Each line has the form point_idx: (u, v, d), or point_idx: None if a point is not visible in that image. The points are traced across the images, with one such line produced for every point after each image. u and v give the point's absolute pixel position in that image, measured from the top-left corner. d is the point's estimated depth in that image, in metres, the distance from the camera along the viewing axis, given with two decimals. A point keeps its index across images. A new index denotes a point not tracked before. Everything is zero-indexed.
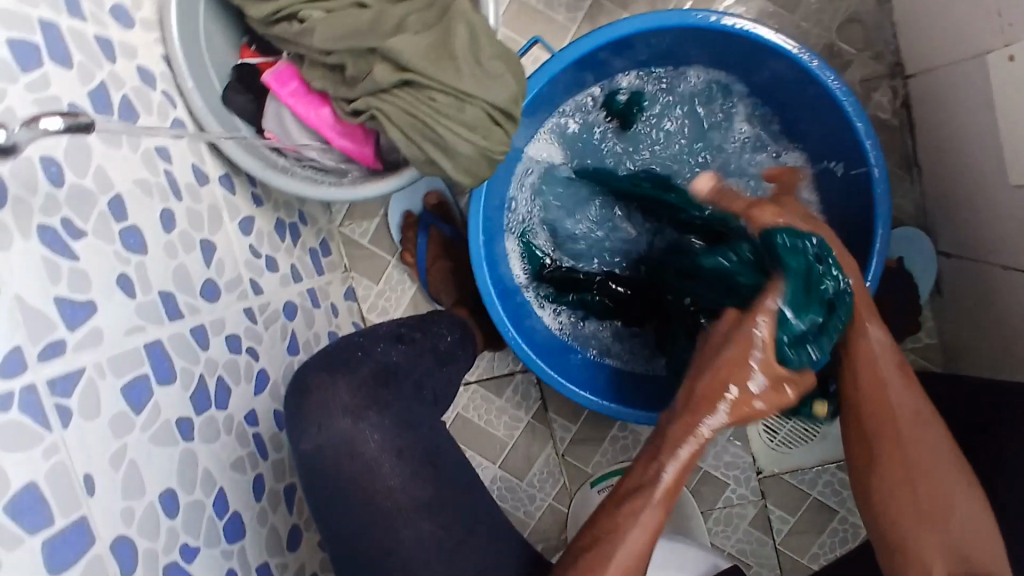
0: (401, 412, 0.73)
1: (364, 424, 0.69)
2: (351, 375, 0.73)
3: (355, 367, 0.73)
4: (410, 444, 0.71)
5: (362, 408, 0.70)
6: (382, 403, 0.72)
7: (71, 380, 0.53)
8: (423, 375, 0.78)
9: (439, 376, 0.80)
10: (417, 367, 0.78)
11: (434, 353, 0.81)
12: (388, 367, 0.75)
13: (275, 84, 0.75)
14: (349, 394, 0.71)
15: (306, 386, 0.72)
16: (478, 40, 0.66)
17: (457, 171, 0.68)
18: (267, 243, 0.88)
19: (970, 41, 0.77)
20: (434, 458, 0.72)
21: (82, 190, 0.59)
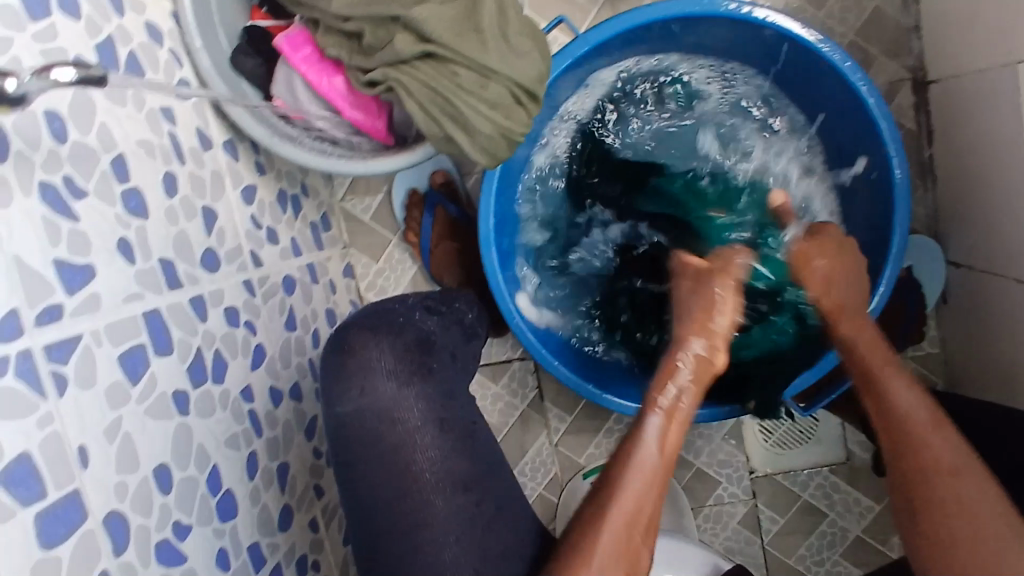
0: (446, 383, 0.72)
1: (409, 390, 0.69)
2: (396, 337, 0.72)
3: (399, 331, 0.72)
4: (450, 417, 0.70)
5: (407, 374, 0.70)
6: (427, 369, 0.71)
7: (68, 347, 0.50)
8: (455, 348, 0.76)
9: (465, 352, 0.77)
10: (450, 341, 0.75)
11: (460, 328, 0.78)
12: (428, 337, 0.73)
13: (287, 48, 0.73)
14: (394, 359, 0.70)
15: (351, 347, 0.71)
16: (506, 14, 0.63)
17: (475, 150, 0.66)
18: (269, 214, 0.85)
19: (1001, 49, 0.76)
20: (472, 431, 0.71)
21: (84, 147, 0.56)
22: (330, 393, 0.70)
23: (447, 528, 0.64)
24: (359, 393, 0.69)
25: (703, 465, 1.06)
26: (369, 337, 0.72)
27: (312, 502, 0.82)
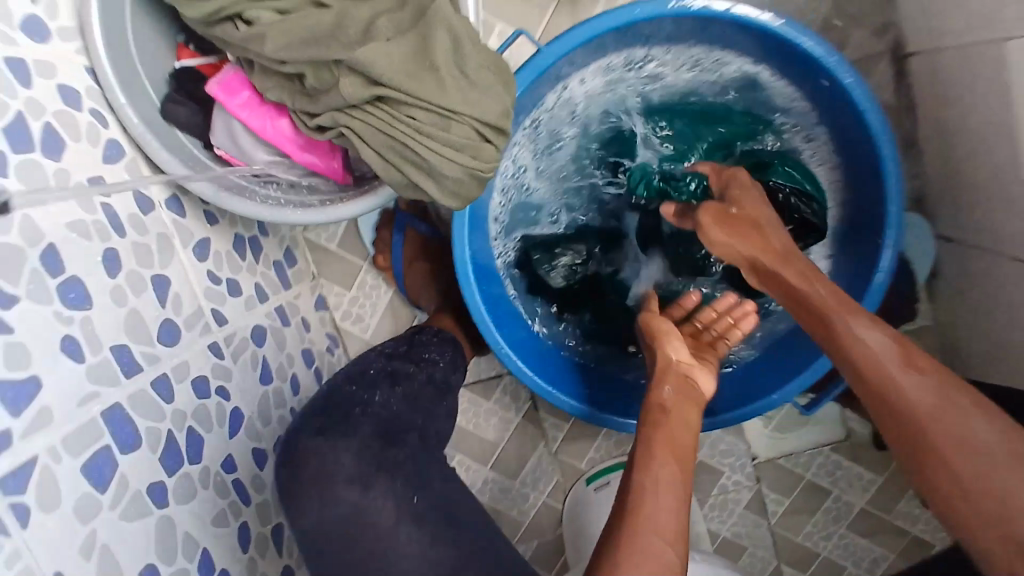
0: (418, 468, 0.67)
1: (373, 493, 0.63)
2: (352, 438, 0.65)
3: (356, 426, 0.67)
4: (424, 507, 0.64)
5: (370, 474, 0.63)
6: (387, 464, 0.65)
7: (23, 475, 0.47)
8: (424, 423, 0.72)
9: (439, 411, 0.75)
10: (417, 415, 0.71)
11: (432, 385, 0.76)
12: (389, 426, 0.68)
13: (223, 94, 0.66)
14: (353, 460, 0.64)
15: (301, 454, 0.64)
16: (462, 46, 0.57)
17: (445, 195, 0.61)
18: (227, 265, 0.79)
19: (983, 20, 0.70)
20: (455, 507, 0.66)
21: (9, 250, 0.50)
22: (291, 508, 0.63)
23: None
24: (319, 504, 0.62)
25: (704, 457, 1.05)
26: (323, 445, 0.64)
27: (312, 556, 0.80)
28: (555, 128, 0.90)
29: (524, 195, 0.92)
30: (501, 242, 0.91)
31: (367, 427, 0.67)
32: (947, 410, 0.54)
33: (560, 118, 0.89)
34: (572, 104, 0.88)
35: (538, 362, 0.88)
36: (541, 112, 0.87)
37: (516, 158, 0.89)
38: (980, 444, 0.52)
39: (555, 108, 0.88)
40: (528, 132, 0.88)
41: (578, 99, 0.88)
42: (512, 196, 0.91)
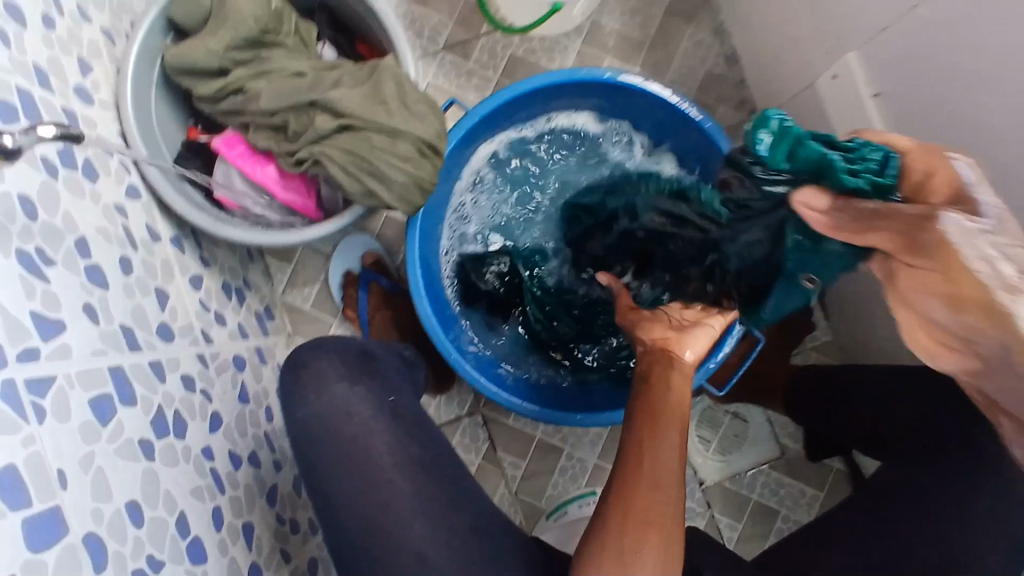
0: (391, 384, 0.74)
1: (359, 388, 0.70)
2: (341, 352, 0.73)
3: (343, 346, 0.74)
4: (404, 411, 0.72)
5: (355, 374, 0.72)
6: (373, 374, 0.73)
7: (45, 384, 0.57)
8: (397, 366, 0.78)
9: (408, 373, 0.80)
10: (392, 358, 0.78)
11: (401, 357, 0.81)
12: (369, 352, 0.76)
13: (224, 147, 0.85)
14: (343, 367, 0.72)
15: (299, 363, 0.72)
16: (405, 88, 0.78)
17: (396, 200, 0.78)
18: (215, 300, 0.92)
19: (799, 74, 0.94)
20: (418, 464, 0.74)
21: (53, 227, 0.65)
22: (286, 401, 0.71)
23: (409, 503, 0.65)
24: (314, 397, 0.70)
25: None
26: (318, 353, 0.72)
27: (281, 564, 0.84)
28: (492, 186, 1.06)
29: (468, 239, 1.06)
30: (450, 275, 1.04)
31: (350, 349, 0.74)
32: None
33: (495, 177, 1.05)
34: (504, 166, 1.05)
35: (488, 372, 0.99)
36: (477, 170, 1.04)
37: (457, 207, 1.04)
38: None
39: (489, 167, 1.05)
40: (468, 187, 1.04)
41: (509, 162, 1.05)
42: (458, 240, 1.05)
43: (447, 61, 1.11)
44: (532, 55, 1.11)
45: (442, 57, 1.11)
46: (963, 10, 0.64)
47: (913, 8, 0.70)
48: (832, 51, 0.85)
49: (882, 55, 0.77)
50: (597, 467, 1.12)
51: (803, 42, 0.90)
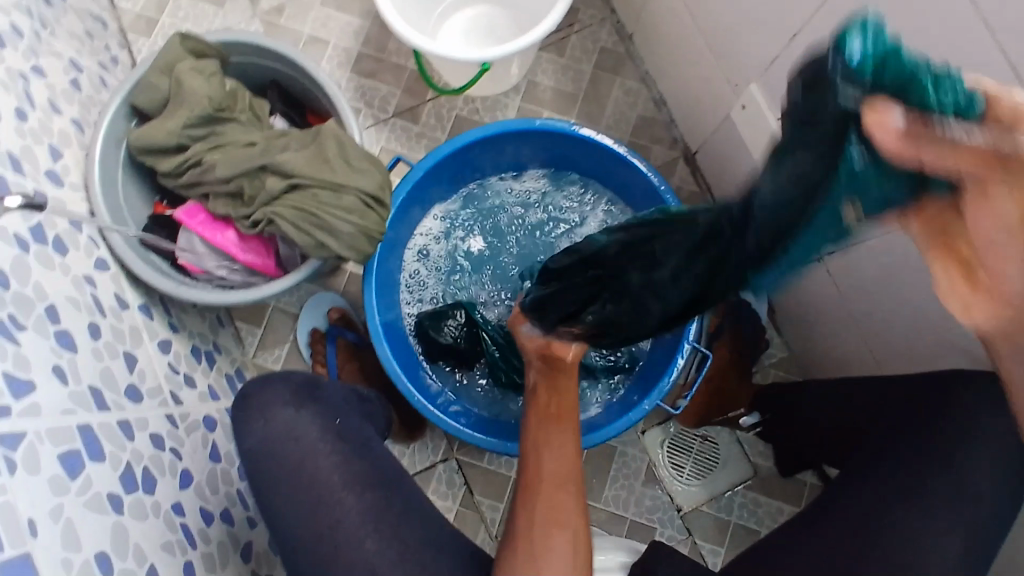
0: (337, 408, 0.81)
1: (305, 411, 0.78)
2: (287, 379, 0.81)
3: (289, 374, 0.81)
4: (348, 433, 0.78)
5: (302, 400, 0.79)
6: (317, 399, 0.80)
7: (15, 438, 0.59)
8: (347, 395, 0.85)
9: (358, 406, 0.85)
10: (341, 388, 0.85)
11: (356, 392, 0.87)
12: (315, 379, 0.83)
13: (185, 218, 0.91)
14: (290, 392, 0.79)
15: (248, 392, 0.80)
16: (345, 146, 0.85)
17: (346, 249, 0.83)
18: (185, 363, 0.96)
19: (716, 108, 1.03)
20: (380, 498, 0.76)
21: (23, 295, 0.69)
22: (238, 426, 0.78)
23: (360, 518, 0.72)
24: (263, 422, 0.77)
25: (634, 516, 1.12)
26: (265, 381, 0.80)
27: None
28: (446, 238, 1.12)
29: (428, 291, 1.11)
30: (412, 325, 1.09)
31: (290, 378, 0.81)
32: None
33: (448, 229, 1.12)
34: (455, 218, 1.12)
35: (454, 414, 1.02)
36: (429, 225, 1.11)
37: (413, 261, 1.10)
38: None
39: (441, 222, 1.12)
40: (421, 241, 1.11)
41: (460, 215, 1.12)
42: (418, 291, 1.10)
43: (397, 126, 1.19)
44: (475, 114, 1.20)
45: (392, 124, 1.19)
46: (830, 34, 0.73)
47: (792, 38, 0.79)
48: (738, 84, 0.94)
49: (776, 81, 0.86)
50: None
51: (716, 80, 0.99)
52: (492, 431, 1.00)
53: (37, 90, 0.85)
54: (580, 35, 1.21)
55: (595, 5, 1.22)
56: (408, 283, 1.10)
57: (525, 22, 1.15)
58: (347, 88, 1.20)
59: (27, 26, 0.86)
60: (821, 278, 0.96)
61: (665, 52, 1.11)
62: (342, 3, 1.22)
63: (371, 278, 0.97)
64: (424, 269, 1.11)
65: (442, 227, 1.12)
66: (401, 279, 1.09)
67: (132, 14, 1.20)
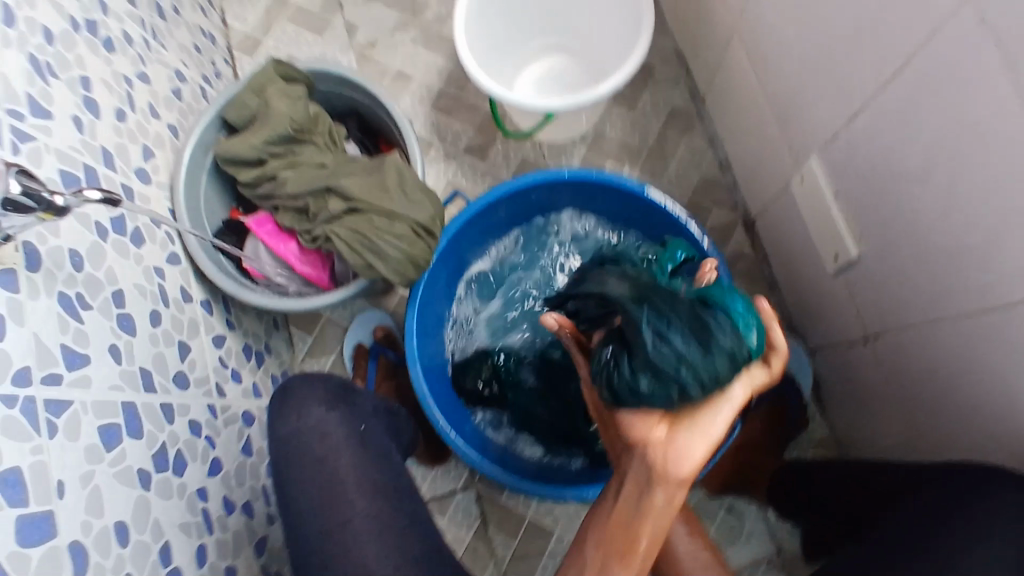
0: (363, 418, 0.87)
1: (333, 415, 0.84)
2: (326, 382, 0.89)
3: (326, 378, 0.89)
4: (371, 441, 0.84)
5: (334, 402, 0.85)
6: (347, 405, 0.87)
7: (61, 405, 0.66)
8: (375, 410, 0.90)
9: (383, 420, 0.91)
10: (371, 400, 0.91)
11: (386, 410, 0.93)
12: (351, 387, 0.90)
13: (254, 225, 0.98)
14: (325, 394, 0.86)
15: (289, 389, 0.88)
16: (405, 177, 0.90)
17: (391, 273, 0.87)
18: (235, 359, 1.03)
19: (777, 177, 1.02)
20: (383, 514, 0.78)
21: (95, 279, 0.77)
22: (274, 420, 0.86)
23: (366, 525, 0.74)
24: (295, 418, 0.84)
25: None
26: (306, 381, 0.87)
27: None
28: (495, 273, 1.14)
29: (472, 323, 1.14)
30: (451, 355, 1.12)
31: (329, 384, 0.88)
32: None
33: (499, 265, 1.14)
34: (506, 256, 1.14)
35: (481, 448, 1.02)
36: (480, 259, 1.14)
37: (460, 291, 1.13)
38: None
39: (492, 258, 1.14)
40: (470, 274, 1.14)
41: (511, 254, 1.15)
42: (462, 322, 1.13)
43: (465, 161, 1.25)
44: (541, 157, 1.24)
45: (461, 158, 1.25)
46: (894, 113, 0.73)
47: (855, 115, 0.79)
48: (799, 155, 0.93)
49: (834, 156, 0.85)
50: None
51: (778, 149, 0.99)
52: (514, 470, 1.00)
53: (139, 95, 0.96)
54: (653, 92, 1.24)
55: (670, 64, 1.25)
56: (454, 314, 1.13)
57: (600, 74, 1.18)
58: (424, 120, 1.27)
59: (138, 35, 0.99)
60: (867, 359, 0.93)
61: (733, 115, 1.12)
62: (430, 42, 1.30)
63: (415, 302, 1.00)
64: (470, 301, 1.14)
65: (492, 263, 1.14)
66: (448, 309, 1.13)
67: (242, 35, 1.32)
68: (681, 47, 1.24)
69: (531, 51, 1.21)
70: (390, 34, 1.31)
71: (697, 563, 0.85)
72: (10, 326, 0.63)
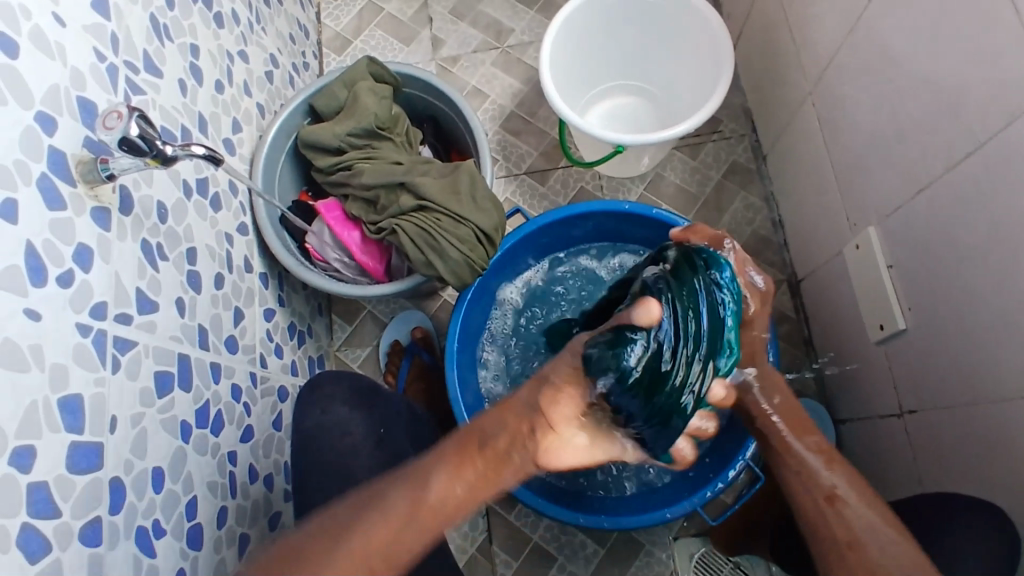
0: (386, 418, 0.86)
1: (357, 416, 0.84)
2: (353, 382, 0.88)
3: (355, 378, 0.88)
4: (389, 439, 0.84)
5: (359, 403, 0.86)
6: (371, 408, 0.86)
7: (128, 343, 0.69)
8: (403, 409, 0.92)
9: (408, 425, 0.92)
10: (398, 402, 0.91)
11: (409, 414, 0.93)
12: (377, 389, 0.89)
13: (323, 209, 1.02)
14: (352, 395, 0.86)
15: (318, 386, 0.87)
16: (476, 184, 0.93)
17: (448, 273, 0.90)
18: (280, 334, 1.06)
19: (831, 243, 1.04)
20: None
21: (174, 233, 0.81)
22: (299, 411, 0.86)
23: None
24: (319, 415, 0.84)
25: None
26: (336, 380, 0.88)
27: None
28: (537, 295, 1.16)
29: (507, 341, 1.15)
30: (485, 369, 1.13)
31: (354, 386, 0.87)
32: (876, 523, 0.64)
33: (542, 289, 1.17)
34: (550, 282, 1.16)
35: None
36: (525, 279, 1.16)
37: (501, 308, 1.16)
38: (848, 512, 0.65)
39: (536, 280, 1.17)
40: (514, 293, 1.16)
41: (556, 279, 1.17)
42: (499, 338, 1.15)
43: (525, 183, 1.29)
44: (598, 190, 1.28)
45: (522, 179, 1.29)
46: (956, 199, 0.75)
47: (917, 192, 0.81)
48: (857, 224, 0.95)
49: (893, 229, 0.87)
50: None
51: (836, 215, 1.01)
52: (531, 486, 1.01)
53: (237, 71, 1.02)
54: (716, 144, 1.27)
55: (738, 120, 1.28)
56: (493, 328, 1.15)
57: (669, 119, 1.22)
58: (492, 138, 1.31)
59: (244, 16, 1.05)
60: (897, 435, 0.93)
61: (793, 178, 1.14)
62: (509, 66, 1.35)
63: (460, 307, 1.03)
64: (510, 319, 1.16)
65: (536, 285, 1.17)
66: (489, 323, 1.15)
67: (333, 33, 1.39)
68: (750, 106, 1.27)
69: (605, 87, 1.26)
70: (473, 53, 1.36)
71: (841, 479, 0.68)
72: (97, 259, 0.66)
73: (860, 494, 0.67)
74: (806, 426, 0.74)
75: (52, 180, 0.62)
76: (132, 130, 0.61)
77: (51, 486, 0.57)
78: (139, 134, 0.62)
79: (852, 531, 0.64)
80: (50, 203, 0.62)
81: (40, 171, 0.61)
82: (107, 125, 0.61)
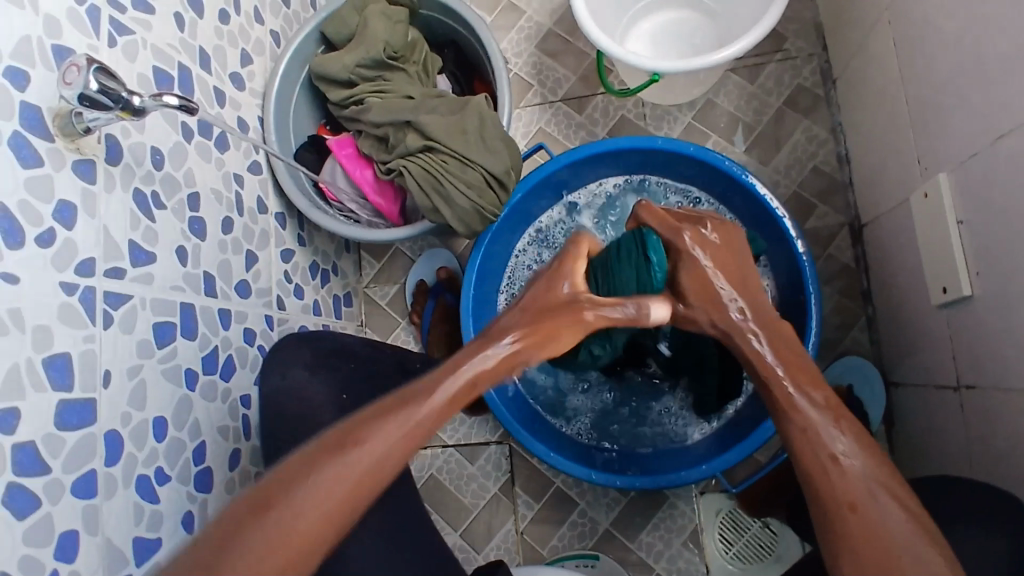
0: None
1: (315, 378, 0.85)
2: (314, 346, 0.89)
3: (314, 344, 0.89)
4: None
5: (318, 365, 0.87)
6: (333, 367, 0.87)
7: (120, 298, 0.68)
8: None
9: None
10: None
11: None
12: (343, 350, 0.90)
13: (335, 147, 0.98)
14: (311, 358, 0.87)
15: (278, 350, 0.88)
16: (487, 123, 0.86)
17: (455, 220, 0.86)
18: (300, 275, 1.05)
19: (900, 187, 0.91)
20: None
21: (172, 179, 0.79)
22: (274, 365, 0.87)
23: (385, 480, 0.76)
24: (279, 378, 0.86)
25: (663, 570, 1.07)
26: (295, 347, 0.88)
27: None
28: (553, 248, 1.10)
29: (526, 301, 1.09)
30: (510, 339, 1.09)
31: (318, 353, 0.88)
32: (869, 480, 0.55)
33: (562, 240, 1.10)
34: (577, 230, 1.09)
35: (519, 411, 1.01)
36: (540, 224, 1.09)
37: (516, 265, 1.09)
38: (848, 478, 0.56)
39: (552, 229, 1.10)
40: (528, 247, 1.09)
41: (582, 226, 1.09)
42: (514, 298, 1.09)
43: (561, 111, 1.19)
44: (641, 120, 1.16)
45: (558, 107, 1.19)
46: None
47: (997, 139, 0.69)
48: (928, 168, 0.82)
49: (972, 180, 0.74)
50: (608, 532, 1.09)
51: (908, 155, 0.88)
52: (548, 439, 0.98)
53: None
54: (779, 65, 1.12)
55: (807, 37, 1.12)
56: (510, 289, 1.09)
57: (726, 37, 1.08)
58: (527, 60, 1.21)
59: None
60: (953, 411, 0.83)
61: (863, 107, 0.99)
62: None
63: (481, 245, 0.97)
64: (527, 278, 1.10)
65: (555, 231, 1.09)
66: (509, 285, 1.09)
67: None
68: (822, 20, 1.11)
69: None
70: None
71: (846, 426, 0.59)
72: (83, 215, 0.65)
73: (867, 449, 0.57)
74: (811, 372, 0.62)
75: (26, 137, 0.59)
76: (92, 85, 0.58)
77: (39, 445, 0.57)
78: (99, 89, 0.58)
79: (867, 489, 0.55)
80: (24, 162, 0.59)
81: (11, 129, 0.58)
82: (66, 82, 0.58)
